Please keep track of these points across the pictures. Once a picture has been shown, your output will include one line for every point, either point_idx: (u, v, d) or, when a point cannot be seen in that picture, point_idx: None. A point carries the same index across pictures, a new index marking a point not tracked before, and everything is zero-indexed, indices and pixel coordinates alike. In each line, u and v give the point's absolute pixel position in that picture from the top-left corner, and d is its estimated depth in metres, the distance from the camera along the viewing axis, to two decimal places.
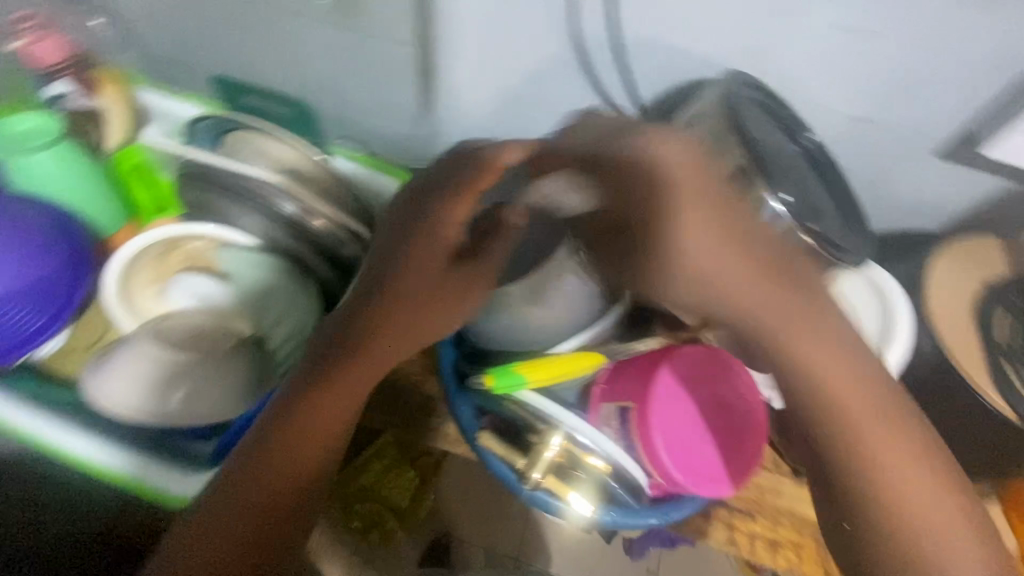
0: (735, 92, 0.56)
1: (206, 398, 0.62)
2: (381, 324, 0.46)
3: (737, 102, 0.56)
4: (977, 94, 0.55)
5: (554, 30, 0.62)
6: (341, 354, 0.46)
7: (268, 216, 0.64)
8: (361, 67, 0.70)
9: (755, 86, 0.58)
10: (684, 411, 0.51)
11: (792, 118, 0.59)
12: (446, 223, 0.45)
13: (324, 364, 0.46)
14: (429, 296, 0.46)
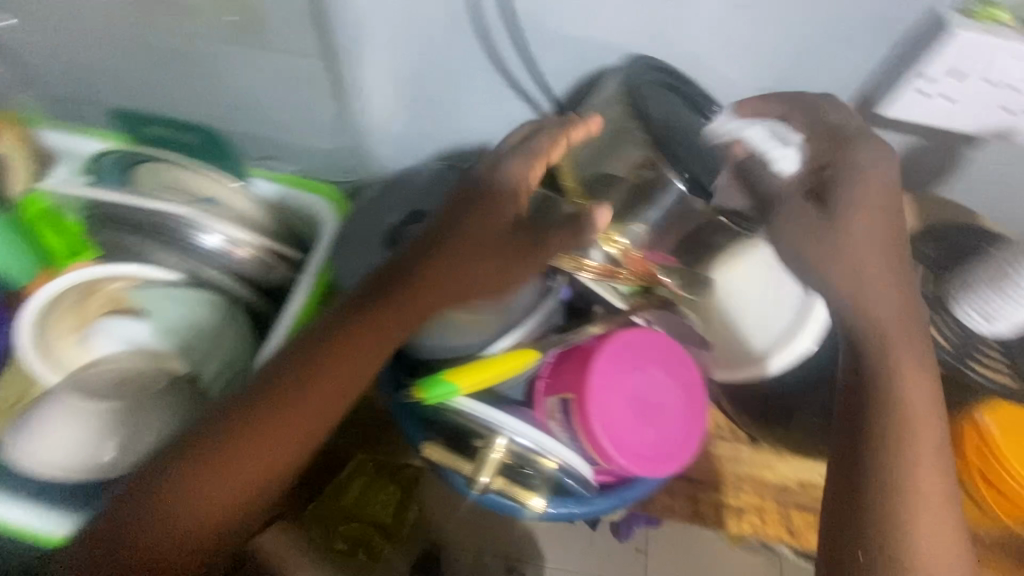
0: (634, 76, 0.59)
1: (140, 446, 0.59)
2: (341, 344, 0.50)
3: (637, 85, 0.58)
4: (869, 60, 0.57)
5: (461, 33, 0.61)
6: (295, 373, 0.50)
7: (188, 253, 0.62)
8: (275, 86, 0.68)
9: (657, 68, 0.59)
10: (621, 398, 0.53)
11: (701, 97, 0.61)
12: (436, 253, 0.53)
13: (282, 381, 0.50)
14: (392, 320, 0.51)
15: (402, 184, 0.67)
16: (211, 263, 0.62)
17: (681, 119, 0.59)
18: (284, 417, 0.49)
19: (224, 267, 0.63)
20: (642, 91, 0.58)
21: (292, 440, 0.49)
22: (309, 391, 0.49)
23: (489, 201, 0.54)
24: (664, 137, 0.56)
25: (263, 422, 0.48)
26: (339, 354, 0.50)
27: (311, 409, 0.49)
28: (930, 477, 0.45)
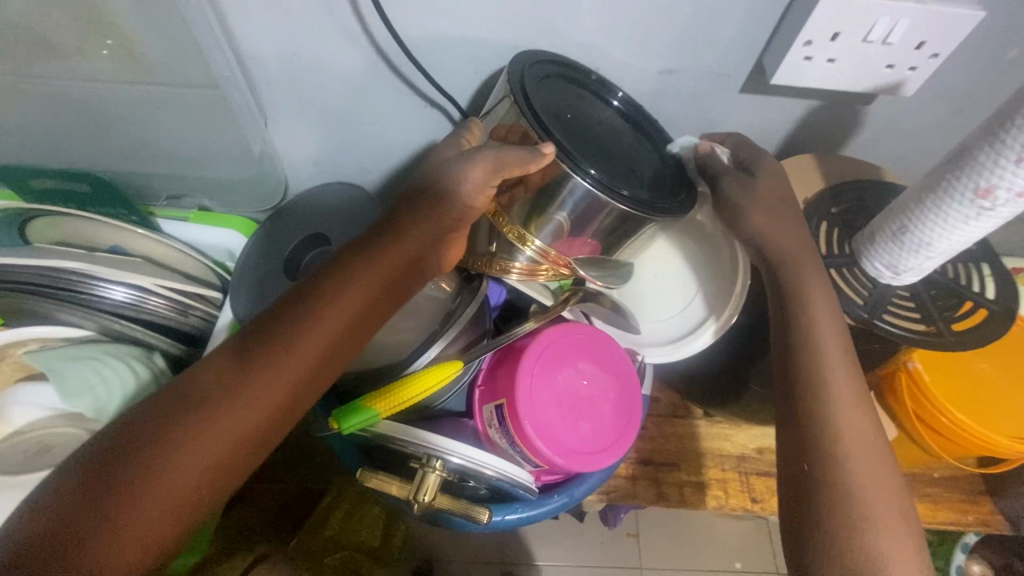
0: (521, 67, 0.55)
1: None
2: (305, 324, 0.46)
3: (523, 75, 0.54)
4: (759, 31, 0.58)
5: (353, 48, 0.59)
6: (256, 355, 0.44)
7: (92, 311, 0.58)
8: (170, 120, 0.65)
9: (551, 60, 0.57)
10: (550, 396, 0.53)
11: (598, 83, 0.59)
12: (392, 242, 0.51)
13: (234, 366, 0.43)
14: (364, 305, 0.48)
15: (314, 207, 0.66)
16: (120, 318, 0.59)
17: (581, 108, 0.57)
18: (244, 400, 0.43)
19: (139, 321, 0.60)
20: (532, 81, 0.54)
21: (250, 427, 0.42)
22: (269, 382, 0.43)
23: (429, 200, 0.53)
24: (559, 129, 0.53)
25: (215, 408, 0.42)
26: (298, 346, 0.45)
27: (270, 395, 0.43)
28: (866, 443, 0.47)
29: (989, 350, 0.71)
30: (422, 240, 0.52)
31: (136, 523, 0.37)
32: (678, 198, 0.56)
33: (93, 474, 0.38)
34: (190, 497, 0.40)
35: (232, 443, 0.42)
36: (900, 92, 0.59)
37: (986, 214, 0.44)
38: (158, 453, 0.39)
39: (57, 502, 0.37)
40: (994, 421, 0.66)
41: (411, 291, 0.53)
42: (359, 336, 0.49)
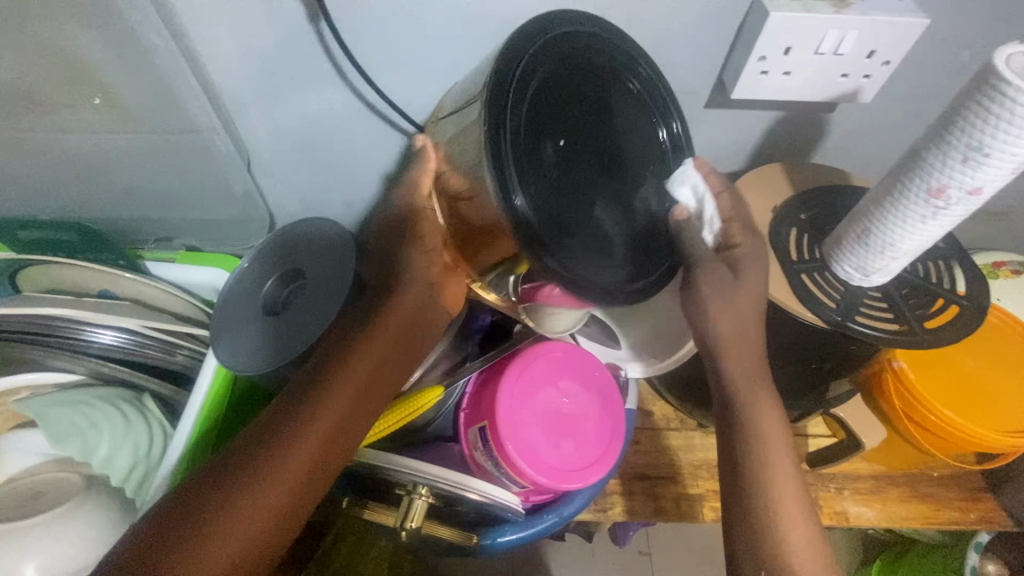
0: (520, 58, 0.46)
1: (73, 554, 0.55)
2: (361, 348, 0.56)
3: (515, 72, 0.45)
4: (715, 48, 0.60)
5: (326, 86, 0.61)
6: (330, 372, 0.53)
7: (81, 356, 0.58)
8: (154, 166, 0.67)
9: (559, 56, 0.49)
10: (532, 415, 0.53)
11: (622, 86, 0.54)
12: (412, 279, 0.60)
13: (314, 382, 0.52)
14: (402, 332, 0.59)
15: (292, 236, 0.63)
16: (107, 361, 0.60)
17: (577, 113, 0.50)
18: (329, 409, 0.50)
19: (125, 363, 0.61)
20: (537, 73, 0.47)
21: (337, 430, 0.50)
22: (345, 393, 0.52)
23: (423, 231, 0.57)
24: (535, 144, 0.45)
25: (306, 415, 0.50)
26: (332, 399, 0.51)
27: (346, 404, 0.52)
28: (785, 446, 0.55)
29: (975, 345, 0.71)
30: (419, 295, 0.59)
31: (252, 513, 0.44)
32: (632, 271, 0.51)
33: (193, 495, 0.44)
34: (254, 540, 0.44)
35: (284, 494, 0.46)
36: (858, 99, 0.61)
37: (942, 213, 0.45)
38: (244, 476, 0.45)
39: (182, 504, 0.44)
40: (983, 416, 0.66)
41: (428, 317, 0.60)
42: (402, 355, 0.58)
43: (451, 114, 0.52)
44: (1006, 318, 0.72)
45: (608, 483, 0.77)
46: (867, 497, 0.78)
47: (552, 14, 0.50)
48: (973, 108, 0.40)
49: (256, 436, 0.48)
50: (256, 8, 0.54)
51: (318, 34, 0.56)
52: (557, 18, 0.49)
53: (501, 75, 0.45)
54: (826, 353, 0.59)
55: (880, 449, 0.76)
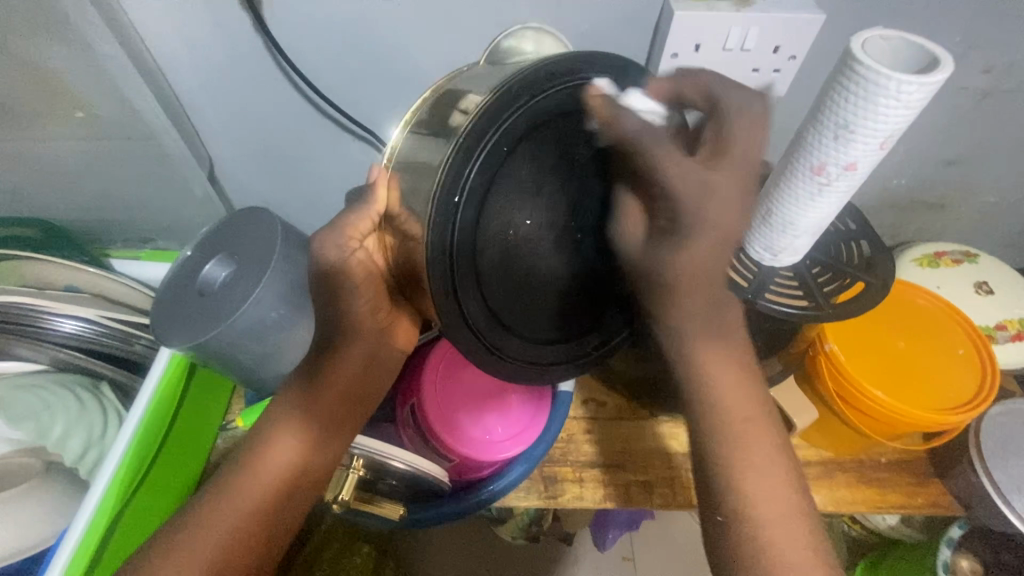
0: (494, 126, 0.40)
1: (33, 529, 0.59)
2: (332, 368, 0.51)
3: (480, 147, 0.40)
4: (635, 50, 0.64)
5: (278, 91, 0.66)
6: (304, 396, 0.51)
7: (41, 344, 0.61)
8: (121, 170, 0.72)
9: (541, 119, 0.43)
10: (456, 396, 0.60)
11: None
12: (357, 303, 0.52)
13: (288, 405, 0.51)
14: (370, 353, 0.54)
15: (243, 220, 0.56)
16: (66, 348, 0.62)
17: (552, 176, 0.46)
18: (304, 434, 0.50)
19: (84, 350, 0.63)
20: (519, 138, 0.42)
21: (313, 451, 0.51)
22: (320, 415, 0.51)
23: (362, 226, 0.51)
24: (490, 228, 0.43)
25: (282, 440, 0.50)
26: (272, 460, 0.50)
27: (321, 425, 0.51)
28: None
29: (909, 330, 0.73)
30: (369, 341, 0.53)
31: (241, 533, 0.48)
32: (569, 330, 0.55)
33: (186, 524, 0.48)
34: (250, 556, 0.48)
35: (271, 513, 0.49)
36: (773, 93, 0.64)
37: (826, 189, 0.48)
38: (232, 500, 0.48)
39: (177, 532, 0.47)
40: (913, 394, 0.68)
41: (386, 344, 0.55)
42: (376, 369, 0.55)
43: (416, 138, 0.44)
44: (936, 301, 0.75)
45: (560, 471, 0.79)
46: (815, 482, 0.79)
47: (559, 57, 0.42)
48: (837, 92, 0.43)
49: (242, 463, 0.50)
50: (204, 19, 0.59)
51: (266, 44, 0.61)
52: (565, 67, 0.43)
53: (467, 144, 0.39)
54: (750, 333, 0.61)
55: (824, 433, 0.78)
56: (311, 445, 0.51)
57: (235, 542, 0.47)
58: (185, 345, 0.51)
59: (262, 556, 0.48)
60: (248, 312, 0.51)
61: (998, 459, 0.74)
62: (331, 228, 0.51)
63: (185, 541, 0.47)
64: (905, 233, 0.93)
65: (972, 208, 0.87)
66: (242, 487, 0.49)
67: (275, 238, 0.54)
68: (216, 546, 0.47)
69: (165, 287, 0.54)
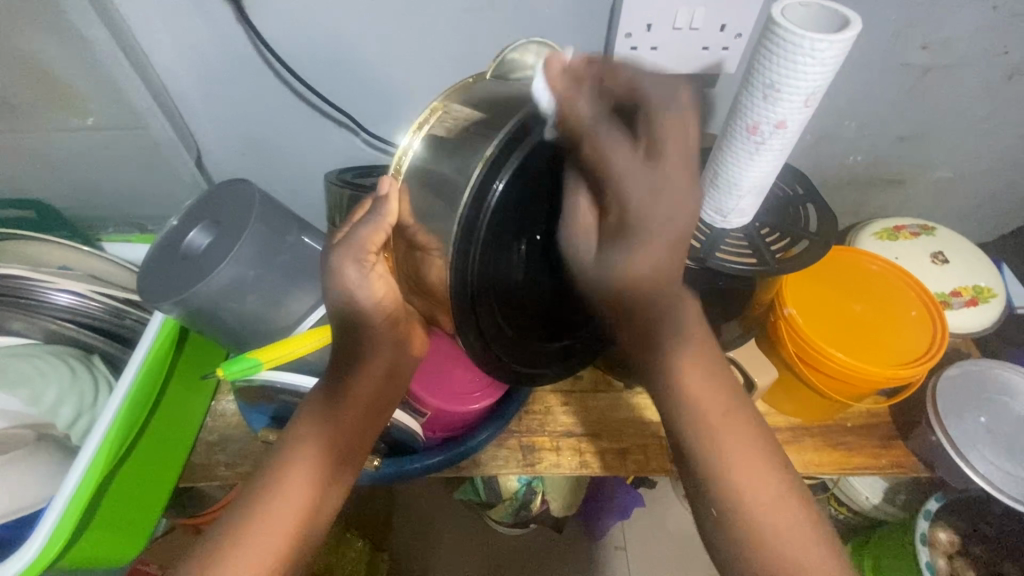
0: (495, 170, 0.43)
1: (26, 489, 0.62)
2: (355, 378, 0.56)
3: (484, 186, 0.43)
4: (594, 32, 0.68)
5: (260, 78, 0.70)
6: (332, 402, 0.56)
7: (35, 315, 0.64)
8: (112, 156, 0.76)
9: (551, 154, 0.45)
10: (434, 357, 0.69)
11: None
12: (377, 315, 0.54)
13: (317, 409, 0.56)
14: (392, 368, 0.59)
15: (221, 192, 0.59)
16: (59, 320, 0.66)
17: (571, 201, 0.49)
18: (332, 435, 0.55)
19: (77, 323, 0.67)
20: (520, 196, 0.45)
21: (341, 451, 0.56)
22: (346, 419, 0.56)
23: (371, 240, 0.50)
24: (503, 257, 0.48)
25: (311, 441, 0.55)
26: (305, 465, 0.54)
27: (349, 426, 0.56)
28: None
29: (865, 295, 0.76)
30: (387, 355, 0.58)
31: (281, 528, 0.52)
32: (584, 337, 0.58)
33: (231, 521, 0.52)
34: (289, 544, 0.52)
35: (307, 508, 0.54)
36: (722, 70, 0.69)
37: (762, 148, 0.52)
38: (271, 497, 0.53)
39: (224, 528, 0.52)
40: (869, 352, 0.71)
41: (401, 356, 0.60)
42: (396, 377, 0.60)
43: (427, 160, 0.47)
44: (888, 266, 0.79)
45: (539, 440, 0.81)
46: (784, 446, 0.82)
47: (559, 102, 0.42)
48: (763, 55, 0.47)
49: (277, 465, 0.54)
50: (192, 11, 0.63)
51: (246, 33, 0.65)
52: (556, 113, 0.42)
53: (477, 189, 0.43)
54: (708, 293, 0.65)
55: (790, 397, 0.81)
56: (340, 444, 0.56)
57: (277, 534, 0.52)
58: (169, 306, 0.54)
59: (302, 545, 0.53)
60: (225, 272, 0.55)
61: (955, 416, 0.77)
62: (346, 245, 0.50)
63: (229, 535, 0.51)
64: (867, 211, 0.97)
65: (927, 183, 0.91)
66: (279, 485, 0.53)
67: (251, 206, 0.57)
68: (260, 537, 0.51)
69: (150, 254, 0.57)
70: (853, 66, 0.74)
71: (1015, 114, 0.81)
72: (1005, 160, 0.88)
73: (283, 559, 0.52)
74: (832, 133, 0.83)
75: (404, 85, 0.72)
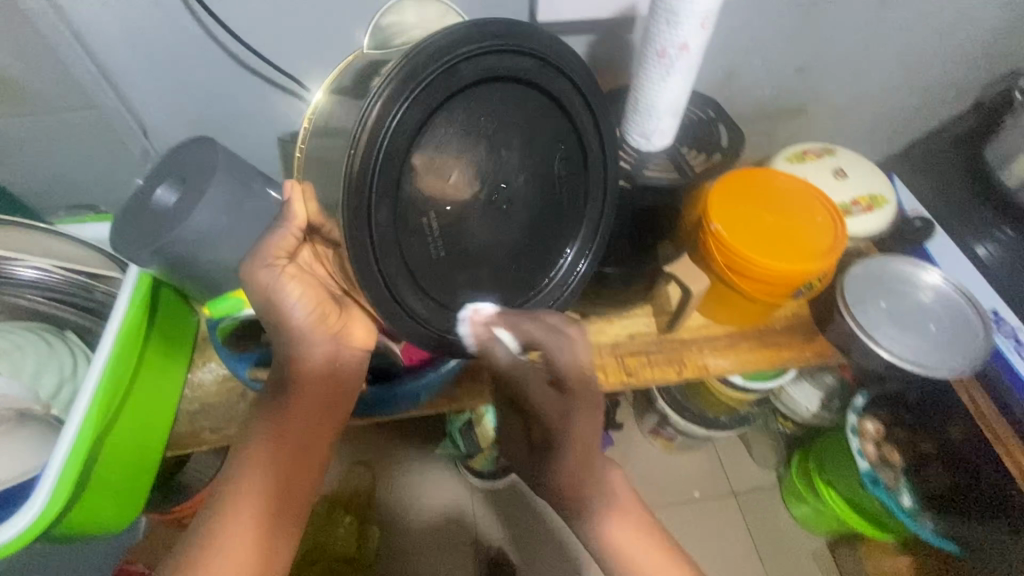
0: (391, 109, 0.47)
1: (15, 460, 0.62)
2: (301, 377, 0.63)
3: (381, 124, 0.47)
4: None
5: (204, 50, 0.73)
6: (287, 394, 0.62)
7: (5, 290, 0.66)
8: (57, 140, 0.76)
9: (442, 92, 0.50)
10: None
11: (532, 103, 0.58)
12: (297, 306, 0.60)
13: (277, 400, 0.62)
14: (331, 363, 0.63)
15: (182, 150, 0.62)
16: (29, 295, 0.67)
17: (466, 141, 0.55)
18: (294, 423, 0.62)
19: (47, 297, 0.69)
20: (419, 127, 0.50)
21: (306, 436, 0.63)
22: (303, 410, 0.62)
23: (286, 239, 0.59)
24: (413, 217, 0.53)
25: (278, 429, 0.61)
26: (278, 447, 0.61)
27: (308, 414, 0.63)
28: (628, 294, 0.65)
29: (774, 204, 0.87)
30: (325, 344, 0.62)
31: (264, 502, 0.59)
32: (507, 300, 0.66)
33: (221, 499, 0.59)
34: (275, 515, 0.59)
35: (285, 486, 0.60)
36: (637, 14, 0.77)
37: (671, 69, 0.61)
38: (252, 476, 0.59)
39: (213, 505, 0.59)
40: (782, 250, 0.81)
41: (335, 349, 0.64)
42: (342, 371, 0.65)
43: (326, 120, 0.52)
44: (793, 180, 0.90)
45: None
46: (724, 351, 0.92)
47: (449, 43, 0.49)
48: None
49: (248, 453, 0.61)
50: None
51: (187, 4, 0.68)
52: (443, 48, 0.48)
53: (371, 135, 0.47)
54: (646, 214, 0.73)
55: (726, 307, 0.91)
56: (304, 429, 0.62)
57: (264, 506, 0.59)
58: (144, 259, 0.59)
59: (286, 515, 0.60)
60: (195, 223, 0.59)
61: (861, 306, 0.89)
62: (256, 254, 0.58)
63: (217, 512, 0.58)
64: (778, 140, 1.08)
65: (825, 111, 1.03)
66: (254, 469, 0.60)
67: (215, 162, 0.61)
68: (245, 511, 0.58)
69: (121, 211, 0.61)
70: (752, 6, 0.84)
71: (891, 43, 0.94)
72: (889, 85, 1.01)
73: (269, 526, 0.59)
74: (741, 70, 0.93)
75: (354, 48, 0.76)
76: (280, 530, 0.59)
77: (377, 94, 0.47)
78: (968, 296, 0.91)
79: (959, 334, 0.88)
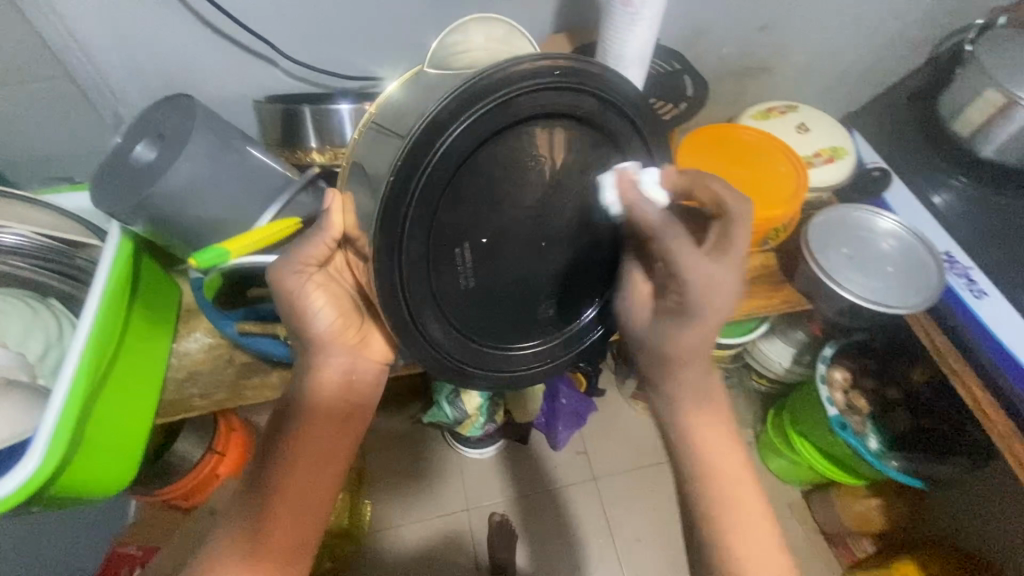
0: (438, 130, 0.47)
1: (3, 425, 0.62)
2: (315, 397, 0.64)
3: (423, 140, 0.47)
4: None
5: (172, 13, 0.72)
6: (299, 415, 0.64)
7: None
8: (27, 107, 0.76)
9: (494, 122, 0.49)
10: None
11: (587, 141, 0.55)
12: (324, 316, 0.63)
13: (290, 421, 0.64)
14: (348, 380, 0.66)
15: (160, 107, 0.66)
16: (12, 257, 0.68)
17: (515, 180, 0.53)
18: (309, 444, 0.63)
19: (30, 262, 0.69)
20: (467, 150, 0.49)
21: (322, 453, 0.64)
22: (317, 430, 0.64)
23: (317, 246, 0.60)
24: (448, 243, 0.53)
25: (293, 448, 0.63)
26: (297, 464, 0.63)
27: (322, 432, 0.64)
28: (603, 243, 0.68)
29: (740, 159, 0.90)
30: (343, 359, 0.65)
31: (294, 520, 0.62)
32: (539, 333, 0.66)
33: (247, 519, 0.61)
34: (304, 528, 0.62)
35: (309, 503, 0.63)
36: None
37: (636, 17, 0.64)
38: (275, 494, 0.62)
39: (240, 521, 0.62)
40: (747, 202, 0.85)
41: (353, 362, 0.67)
42: (356, 386, 0.67)
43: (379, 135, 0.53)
44: (756, 133, 0.94)
45: None
46: None
47: (510, 74, 0.47)
48: None
49: (266, 475, 0.62)
50: None
51: None
52: (501, 81, 0.47)
53: (415, 153, 0.47)
54: None
55: None
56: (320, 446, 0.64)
57: (292, 522, 0.62)
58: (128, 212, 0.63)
59: (313, 528, 0.63)
60: (178, 175, 0.62)
61: (824, 252, 0.94)
62: (287, 259, 0.60)
63: (246, 528, 0.61)
64: (745, 98, 1.12)
65: (789, 67, 1.07)
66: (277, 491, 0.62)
67: (193, 119, 0.64)
68: (274, 528, 0.61)
69: (106, 168, 0.64)
70: None
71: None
72: (849, 41, 1.05)
73: (297, 540, 0.62)
74: (706, 28, 0.95)
75: (326, 9, 0.77)
76: (309, 540, 0.63)
77: (430, 114, 0.46)
78: (919, 236, 0.96)
79: (913, 275, 0.93)
